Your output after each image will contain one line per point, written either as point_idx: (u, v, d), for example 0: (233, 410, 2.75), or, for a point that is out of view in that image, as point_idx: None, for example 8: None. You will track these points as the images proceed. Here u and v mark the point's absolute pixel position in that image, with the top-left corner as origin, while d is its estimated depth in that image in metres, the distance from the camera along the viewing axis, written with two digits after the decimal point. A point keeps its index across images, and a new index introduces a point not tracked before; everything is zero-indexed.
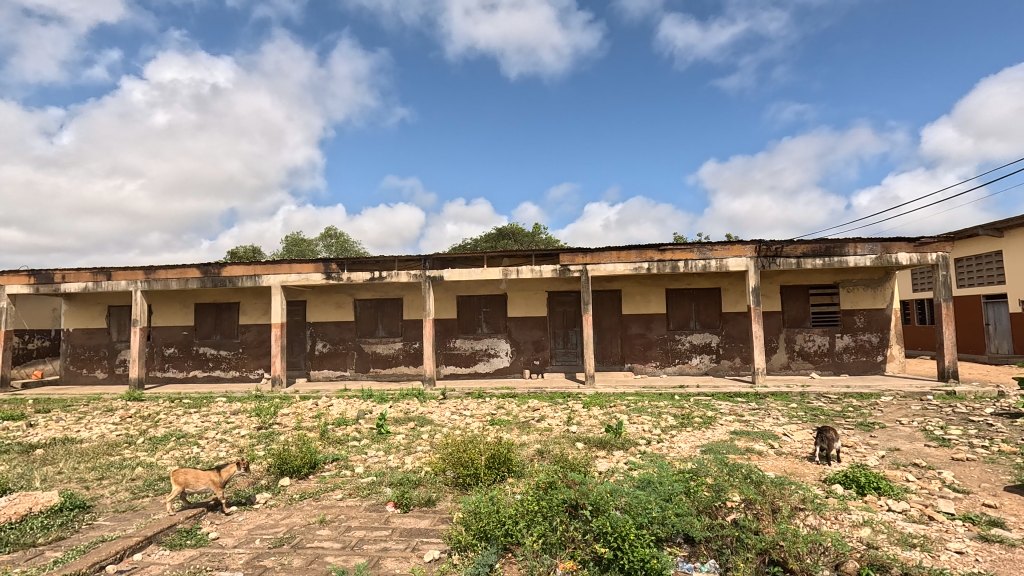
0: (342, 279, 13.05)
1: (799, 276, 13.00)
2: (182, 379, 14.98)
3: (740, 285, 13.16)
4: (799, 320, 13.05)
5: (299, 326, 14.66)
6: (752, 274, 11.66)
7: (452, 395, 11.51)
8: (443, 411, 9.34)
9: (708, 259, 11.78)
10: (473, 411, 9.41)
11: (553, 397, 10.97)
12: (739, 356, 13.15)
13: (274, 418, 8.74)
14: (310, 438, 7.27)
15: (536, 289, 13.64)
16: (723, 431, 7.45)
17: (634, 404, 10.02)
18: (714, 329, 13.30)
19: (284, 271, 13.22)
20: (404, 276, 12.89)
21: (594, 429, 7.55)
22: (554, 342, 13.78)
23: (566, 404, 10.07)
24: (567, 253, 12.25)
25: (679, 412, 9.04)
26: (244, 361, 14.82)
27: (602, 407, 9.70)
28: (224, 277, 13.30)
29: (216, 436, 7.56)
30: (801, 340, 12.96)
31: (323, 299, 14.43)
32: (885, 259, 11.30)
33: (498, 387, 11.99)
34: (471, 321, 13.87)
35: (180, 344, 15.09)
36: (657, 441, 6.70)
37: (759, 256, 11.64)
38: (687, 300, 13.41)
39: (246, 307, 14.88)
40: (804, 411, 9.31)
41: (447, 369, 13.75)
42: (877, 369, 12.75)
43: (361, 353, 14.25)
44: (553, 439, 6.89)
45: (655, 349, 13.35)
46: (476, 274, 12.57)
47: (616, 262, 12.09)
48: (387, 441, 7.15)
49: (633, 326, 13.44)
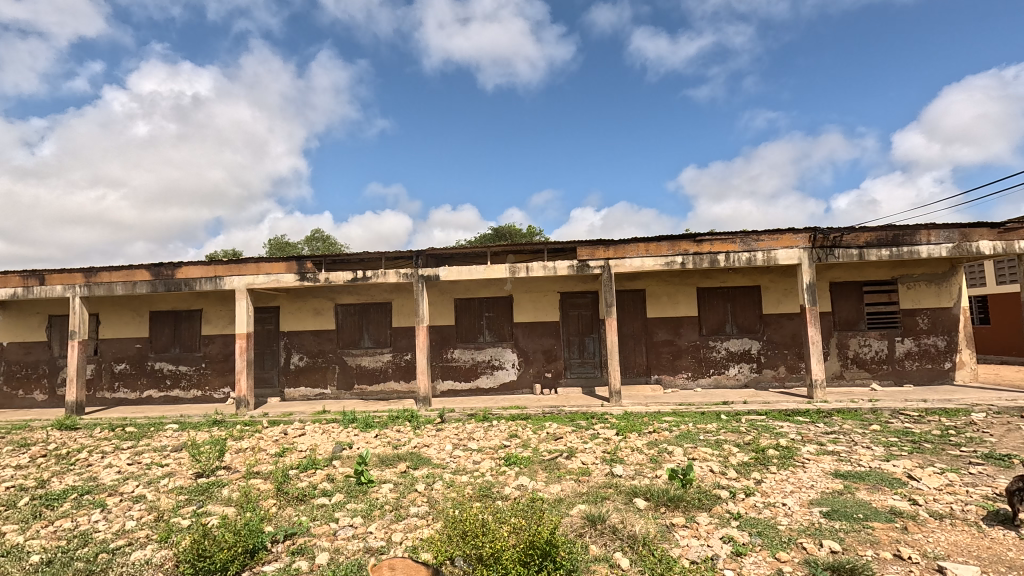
0: (319, 281, 11.02)
1: (851, 270, 11.26)
2: (135, 401, 12.88)
3: (783, 282, 11.39)
4: (852, 322, 11.27)
5: (272, 337, 12.62)
6: (806, 269, 9.84)
7: (452, 418, 9.55)
8: (442, 443, 7.35)
9: (753, 251, 9.95)
10: (480, 442, 7.44)
11: (574, 419, 9.06)
12: (784, 365, 11.32)
13: (221, 457, 6.69)
14: (261, 496, 5.25)
15: (546, 290, 11.76)
16: (821, 472, 5.57)
17: (677, 429, 8.13)
18: (755, 333, 11.47)
19: (250, 272, 11.16)
20: (392, 276, 10.91)
21: (646, 474, 5.62)
22: (568, 351, 11.81)
23: (593, 430, 8.16)
24: (586, 246, 10.38)
25: (743, 441, 7.18)
26: (207, 379, 12.76)
27: (641, 434, 7.81)
28: (179, 279, 11.22)
29: (136, 491, 5.54)
30: (855, 345, 11.18)
31: (299, 305, 12.45)
32: (964, 248, 9.53)
33: (506, 407, 10.07)
34: (472, 328, 11.93)
35: (132, 359, 12.99)
36: (747, 494, 4.83)
37: (814, 247, 9.83)
38: (722, 301, 11.60)
39: (209, 315, 12.84)
40: (893, 435, 7.46)
41: (444, 384, 11.80)
42: (945, 378, 10.98)
43: (343, 367, 12.26)
44: (600, 493, 5.01)
45: (686, 358, 11.52)
46: (478, 273, 10.63)
47: (643, 256, 10.23)
48: (368, 498, 5.16)
49: (659, 332, 11.60)
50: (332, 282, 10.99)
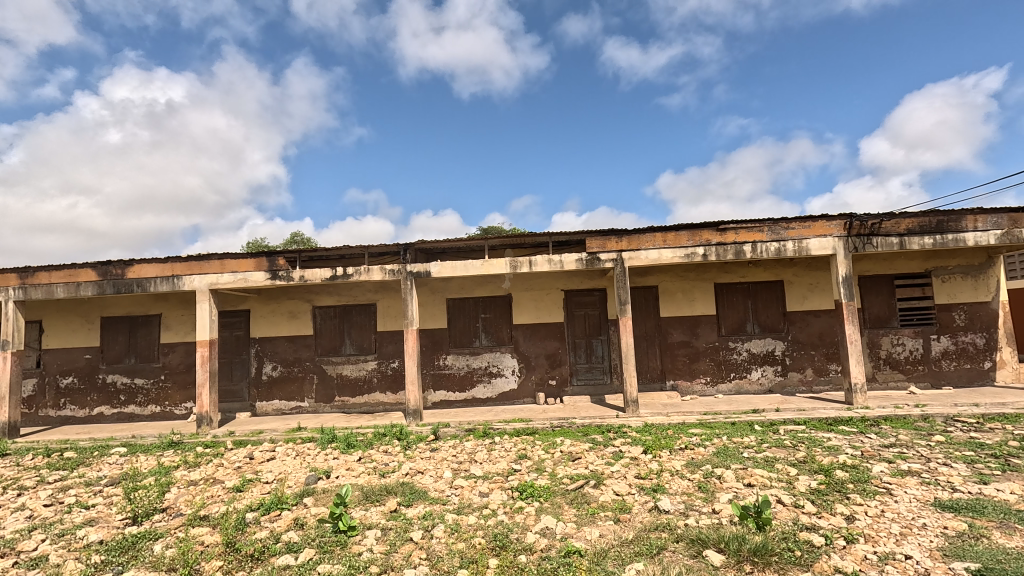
0: (292, 279, 9.68)
1: (880, 263, 10.33)
2: (84, 419, 11.39)
3: (808, 277, 10.42)
4: (884, 319, 10.31)
5: (241, 344, 11.23)
6: (841, 260, 8.83)
7: (447, 434, 8.31)
8: (439, 469, 6.08)
9: (782, 240, 8.92)
10: (484, 467, 6.20)
11: (588, 434, 7.89)
12: (811, 367, 10.31)
13: (162, 496, 5.34)
14: (204, 556, 3.94)
15: (549, 288, 10.61)
16: (918, 503, 4.47)
17: (712, 444, 7.02)
18: (778, 333, 10.45)
19: (213, 270, 9.76)
20: (376, 273, 9.63)
21: (703, 511, 4.45)
22: (574, 355, 10.64)
23: (615, 448, 6.99)
24: (596, 237, 9.24)
25: (797, 460, 6.07)
26: (167, 393, 11.31)
27: (674, 452, 6.66)
28: (130, 279, 9.78)
29: (36, 551, 4.17)
30: (887, 344, 10.23)
31: (271, 308, 11.10)
32: (1014, 235, 8.62)
33: (508, 420, 8.86)
34: (466, 331, 10.69)
35: (80, 372, 11.49)
36: (850, 542, 3.68)
37: (849, 235, 8.84)
38: (741, 298, 10.58)
39: (170, 320, 11.42)
40: (965, 447, 6.42)
41: (436, 395, 10.54)
42: (984, 380, 10.08)
43: (323, 377, 10.92)
44: (655, 542, 3.81)
45: (703, 362, 10.45)
46: (475, 268, 9.41)
47: (661, 247, 9.13)
48: (347, 555, 3.90)
49: (674, 333, 10.52)
50: (308, 280, 9.66)
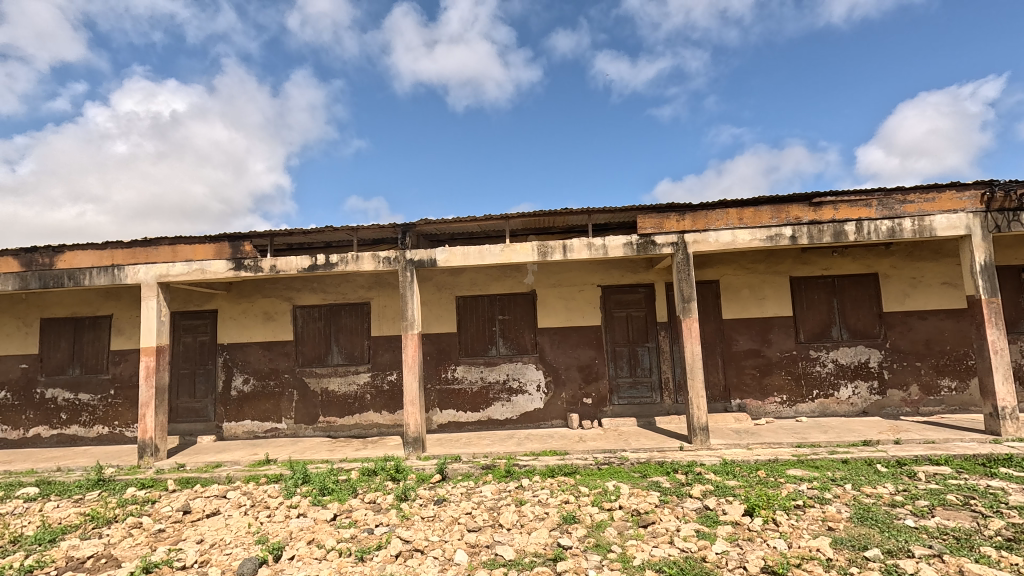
0: (261, 270, 7.65)
1: (1004, 251, 8.16)
2: (18, 442, 9.43)
3: (910, 268, 8.27)
4: (1010, 324, 8.11)
5: (206, 353, 9.20)
6: (978, 243, 6.68)
7: (457, 473, 6.22)
8: (448, 548, 3.96)
9: (898, 218, 6.80)
10: (514, 543, 4.07)
11: (649, 478, 5.77)
12: (916, 385, 8.14)
13: None
14: None
15: (583, 283, 8.53)
16: None
17: (839, 499, 4.87)
18: (873, 340, 8.29)
19: (164, 259, 7.75)
20: (367, 262, 7.57)
21: None
22: (615, 367, 8.50)
23: (699, 506, 4.85)
24: (650, 216, 7.14)
25: (1005, 539, 3.86)
26: (116, 411, 9.31)
27: (792, 514, 4.51)
28: (60, 271, 7.79)
29: None
30: (1016, 354, 8.04)
31: (242, 308, 9.09)
32: None
33: (537, 452, 6.76)
34: (480, 337, 8.61)
35: (14, 385, 9.52)
36: None
37: (988, 211, 6.70)
38: (825, 295, 8.44)
39: (122, 324, 9.44)
40: None
41: (443, 417, 8.46)
42: None
43: (304, 394, 8.88)
44: None
45: (778, 376, 8.30)
46: (493, 256, 7.34)
47: (734, 227, 7.03)
48: None
49: (741, 340, 8.39)
50: (281, 271, 7.63)
